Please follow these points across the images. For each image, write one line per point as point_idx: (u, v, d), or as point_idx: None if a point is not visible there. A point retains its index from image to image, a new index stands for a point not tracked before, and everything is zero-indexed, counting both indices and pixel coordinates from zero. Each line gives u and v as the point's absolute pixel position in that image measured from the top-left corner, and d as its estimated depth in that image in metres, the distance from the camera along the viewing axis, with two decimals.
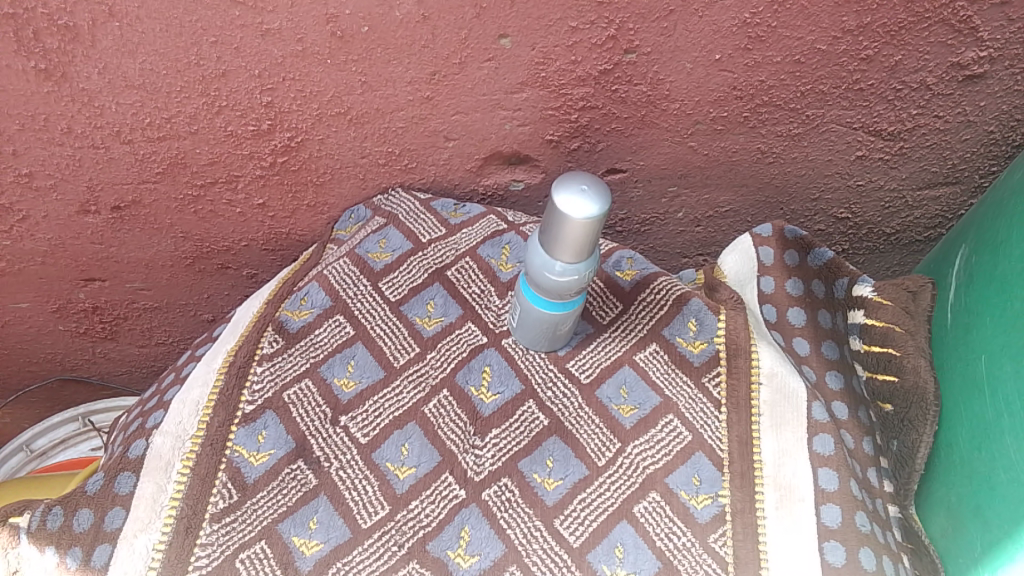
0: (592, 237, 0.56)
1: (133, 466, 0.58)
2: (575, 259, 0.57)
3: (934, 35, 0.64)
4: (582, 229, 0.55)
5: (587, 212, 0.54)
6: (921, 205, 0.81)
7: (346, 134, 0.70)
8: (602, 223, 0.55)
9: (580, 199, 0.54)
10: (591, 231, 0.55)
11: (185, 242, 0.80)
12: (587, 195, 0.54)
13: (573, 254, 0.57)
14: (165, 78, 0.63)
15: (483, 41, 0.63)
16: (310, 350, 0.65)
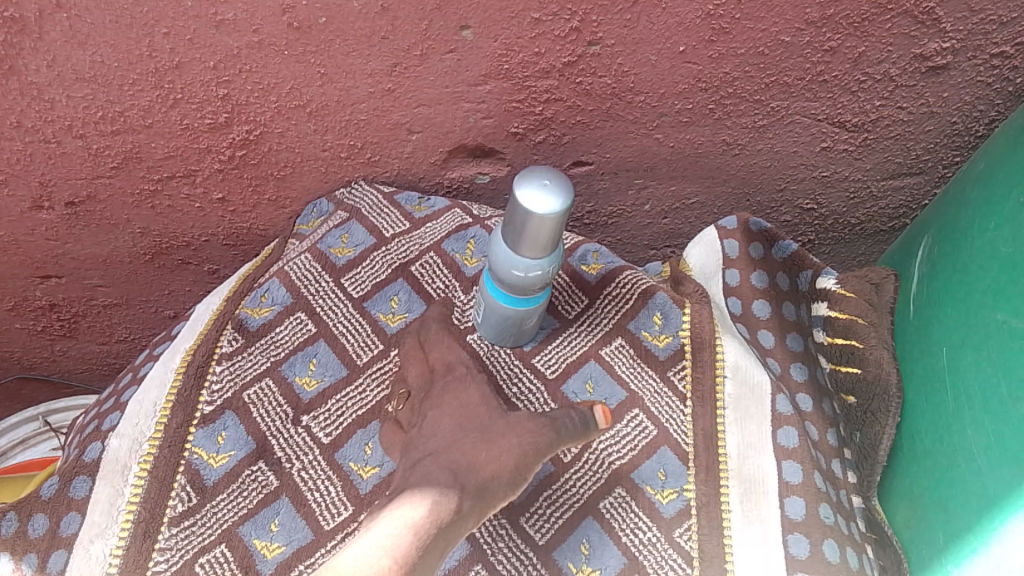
0: (555, 232, 0.55)
1: (89, 469, 0.57)
2: (540, 254, 0.56)
3: (898, 26, 0.64)
4: (545, 224, 0.54)
5: (549, 206, 0.53)
6: (885, 195, 0.81)
7: (306, 128, 0.69)
8: (565, 219, 0.55)
9: (542, 192, 0.53)
10: (553, 226, 0.54)
11: (143, 238, 0.78)
12: (549, 190, 0.53)
13: (539, 249, 0.56)
14: (117, 70, 0.61)
15: (444, 33, 0.62)
16: (270, 349, 0.64)
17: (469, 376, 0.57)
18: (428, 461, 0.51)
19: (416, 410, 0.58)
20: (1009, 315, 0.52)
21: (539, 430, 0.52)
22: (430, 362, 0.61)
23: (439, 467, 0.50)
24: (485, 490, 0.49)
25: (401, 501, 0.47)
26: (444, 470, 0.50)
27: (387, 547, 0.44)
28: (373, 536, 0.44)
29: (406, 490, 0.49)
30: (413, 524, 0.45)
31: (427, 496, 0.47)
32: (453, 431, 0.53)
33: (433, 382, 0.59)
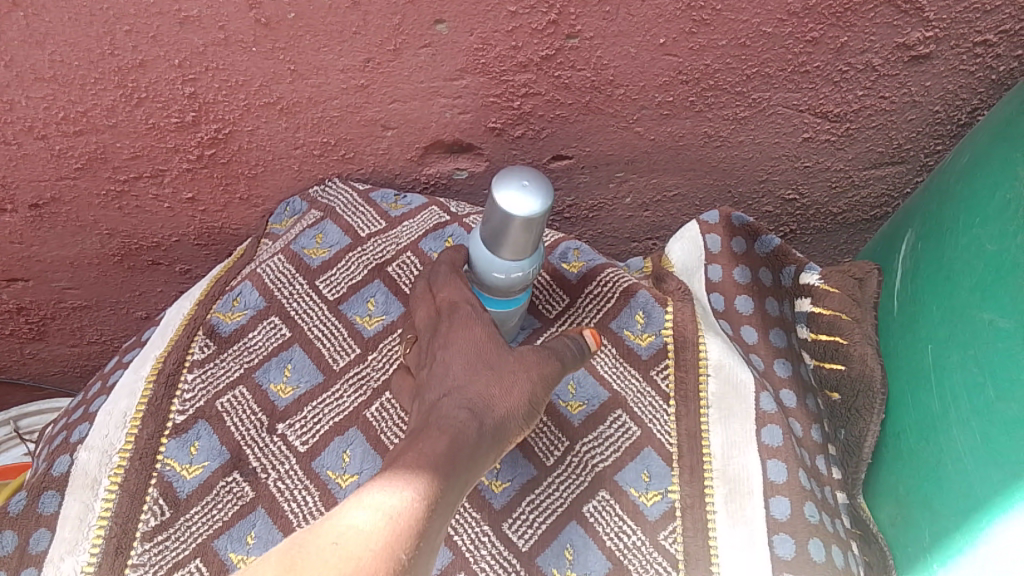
0: (536, 233, 0.54)
1: (57, 484, 0.56)
2: (520, 254, 0.55)
3: (880, 15, 0.63)
4: (524, 226, 0.53)
5: (528, 208, 0.51)
6: (867, 184, 0.80)
7: (277, 126, 0.67)
8: (545, 219, 0.53)
9: (522, 193, 0.52)
10: (533, 227, 0.53)
11: (112, 240, 0.76)
12: (528, 191, 0.52)
13: (519, 249, 0.55)
14: (78, 69, 0.59)
15: (418, 27, 0.60)
16: (243, 355, 0.63)
17: (476, 316, 0.56)
18: (444, 404, 0.51)
19: (423, 354, 0.57)
20: (996, 314, 0.51)
21: (546, 362, 0.54)
22: (436, 303, 0.59)
23: (456, 407, 0.50)
24: (499, 427, 0.51)
25: (419, 441, 0.47)
26: (461, 411, 0.50)
27: (415, 481, 0.43)
28: (395, 472, 0.44)
29: (423, 433, 0.48)
30: (436, 460, 0.45)
31: (446, 435, 0.47)
32: (463, 372, 0.53)
33: (439, 322, 0.57)
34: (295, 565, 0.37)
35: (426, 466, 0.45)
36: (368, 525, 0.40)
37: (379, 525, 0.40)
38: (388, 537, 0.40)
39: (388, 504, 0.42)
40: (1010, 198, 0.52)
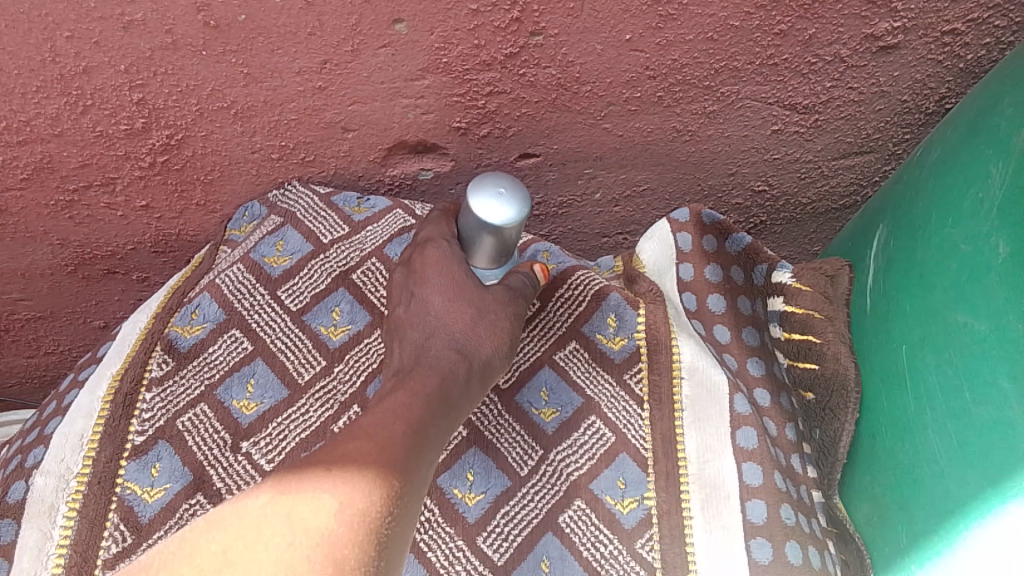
0: (510, 236, 0.56)
1: (13, 512, 0.53)
2: (500, 254, 0.58)
3: (848, 7, 0.61)
4: (504, 232, 0.55)
5: (506, 218, 0.54)
6: (836, 174, 0.79)
7: (232, 130, 0.64)
8: (519, 225, 0.56)
9: (498, 202, 0.54)
10: (511, 232, 0.56)
11: (64, 250, 0.73)
12: (503, 200, 0.54)
13: (499, 251, 0.58)
14: (18, 78, 0.56)
15: (376, 27, 0.58)
16: (203, 371, 0.61)
17: (451, 254, 0.58)
18: (429, 343, 0.54)
19: (399, 287, 0.60)
20: (970, 316, 0.50)
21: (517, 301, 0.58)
22: (416, 247, 0.61)
23: (441, 345, 0.54)
24: (485, 365, 0.55)
25: (408, 381, 0.51)
26: (448, 351, 0.53)
27: (405, 417, 0.47)
28: (387, 408, 0.48)
29: (413, 370, 0.52)
30: (426, 398, 0.49)
31: (435, 376, 0.51)
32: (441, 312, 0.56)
33: (413, 261, 0.60)
34: (294, 482, 0.41)
35: (416, 405, 0.49)
36: (361, 453, 0.44)
37: (372, 452, 0.44)
38: (380, 462, 0.44)
39: (381, 436, 0.46)
40: (983, 197, 0.52)
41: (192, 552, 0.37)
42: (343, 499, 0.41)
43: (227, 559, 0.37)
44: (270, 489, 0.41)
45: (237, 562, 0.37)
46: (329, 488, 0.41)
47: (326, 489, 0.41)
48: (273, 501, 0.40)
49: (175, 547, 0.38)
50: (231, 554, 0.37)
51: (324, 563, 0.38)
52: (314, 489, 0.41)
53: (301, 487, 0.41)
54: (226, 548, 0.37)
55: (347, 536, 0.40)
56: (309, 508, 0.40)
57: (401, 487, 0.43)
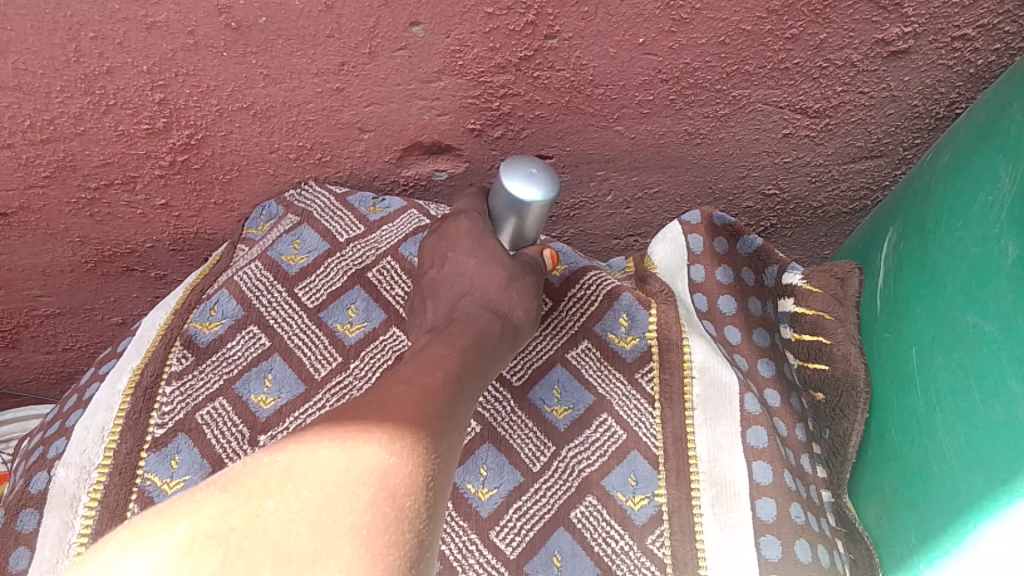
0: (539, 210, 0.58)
1: (35, 501, 0.54)
2: (519, 236, 0.60)
3: (859, 12, 0.62)
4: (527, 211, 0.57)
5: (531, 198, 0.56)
6: (847, 178, 0.79)
7: (250, 130, 0.65)
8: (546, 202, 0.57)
9: (526, 181, 0.56)
10: (535, 212, 0.58)
11: (84, 247, 0.74)
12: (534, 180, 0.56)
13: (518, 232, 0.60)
14: (43, 77, 0.57)
15: (393, 30, 0.59)
16: (222, 366, 0.62)
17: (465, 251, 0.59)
18: (459, 302, 0.56)
19: (430, 251, 0.61)
20: (979, 318, 0.51)
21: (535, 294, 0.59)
22: (436, 243, 0.61)
23: (472, 305, 0.55)
24: (517, 328, 0.56)
25: (440, 342, 0.51)
26: (481, 309, 0.55)
27: (443, 376, 0.46)
28: (424, 363, 0.48)
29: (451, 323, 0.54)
30: (462, 358, 0.49)
31: (472, 331, 0.52)
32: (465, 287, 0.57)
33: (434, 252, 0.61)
34: (344, 418, 0.40)
35: (452, 368, 0.48)
36: (405, 400, 0.42)
37: (416, 399, 0.43)
38: (423, 407, 0.42)
39: (419, 385, 0.44)
40: (992, 200, 0.53)
41: (253, 470, 0.35)
42: (394, 430, 0.39)
43: (288, 478, 0.35)
44: (320, 424, 0.39)
45: (300, 480, 0.35)
46: (381, 421, 0.40)
47: (378, 422, 0.39)
48: (327, 430, 0.38)
49: (236, 470, 0.36)
50: (291, 474, 0.35)
51: (380, 486, 0.36)
52: (365, 422, 0.39)
53: (352, 420, 0.39)
54: (287, 469, 0.35)
55: (401, 464, 0.37)
56: (363, 437, 0.38)
57: (445, 430, 0.41)
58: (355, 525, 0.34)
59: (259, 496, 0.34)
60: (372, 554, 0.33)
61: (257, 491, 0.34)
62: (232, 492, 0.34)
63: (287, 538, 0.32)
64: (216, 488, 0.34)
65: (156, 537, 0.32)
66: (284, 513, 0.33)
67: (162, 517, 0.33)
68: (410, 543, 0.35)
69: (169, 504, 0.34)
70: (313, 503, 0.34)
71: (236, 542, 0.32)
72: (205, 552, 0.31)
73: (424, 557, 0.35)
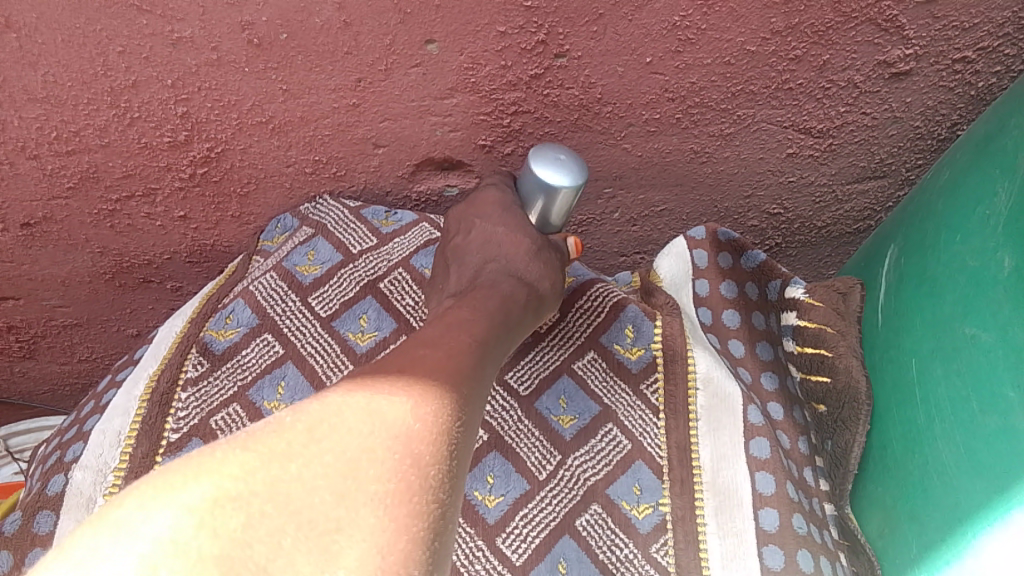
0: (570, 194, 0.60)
1: (52, 503, 0.56)
2: (546, 223, 0.63)
3: (861, 34, 0.63)
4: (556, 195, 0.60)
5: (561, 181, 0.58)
6: (850, 199, 0.81)
7: (268, 144, 0.67)
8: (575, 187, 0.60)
9: (555, 166, 0.59)
10: (564, 198, 0.60)
11: (103, 258, 0.76)
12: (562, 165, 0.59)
13: (545, 218, 0.62)
14: (71, 90, 0.60)
15: (409, 47, 0.61)
16: (236, 372, 0.63)
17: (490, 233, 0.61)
18: (485, 267, 0.59)
19: (455, 219, 0.64)
20: (977, 328, 0.52)
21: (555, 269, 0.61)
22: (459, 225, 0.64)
23: (498, 271, 0.59)
24: (541, 297, 0.59)
25: (458, 312, 0.52)
26: (507, 276, 0.59)
27: (463, 348, 0.48)
28: (451, 325, 0.50)
29: (476, 288, 0.57)
30: (487, 322, 0.52)
31: (497, 298, 0.55)
32: (488, 257, 0.60)
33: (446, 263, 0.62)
34: (369, 378, 0.42)
35: (474, 336, 0.50)
36: (424, 367, 0.44)
37: (436, 366, 0.44)
38: (444, 376, 0.44)
39: (444, 350, 0.47)
40: (989, 215, 0.54)
41: (277, 430, 0.36)
42: (416, 399, 0.41)
43: (313, 439, 0.36)
44: (342, 387, 0.40)
45: (325, 443, 0.36)
46: (406, 386, 0.41)
47: (402, 387, 0.41)
48: (352, 391, 0.40)
49: (259, 428, 0.36)
50: (315, 438, 0.36)
51: (404, 454, 0.38)
52: (390, 385, 0.41)
53: (375, 386, 0.41)
54: (311, 432, 0.36)
55: (423, 433, 0.39)
56: (388, 400, 0.40)
57: (465, 399, 0.43)
58: (377, 492, 0.35)
59: (283, 458, 0.34)
60: (396, 523, 0.34)
61: (281, 453, 0.35)
62: (256, 451, 0.34)
63: (313, 503, 0.33)
64: (236, 445, 0.35)
65: (175, 495, 0.32)
66: (309, 477, 0.34)
67: (180, 475, 0.33)
68: (433, 511, 0.37)
69: (186, 460, 0.34)
70: (335, 466, 0.35)
71: (260, 504, 0.32)
72: (228, 514, 0.31)
73: (445, 527, 0.37)
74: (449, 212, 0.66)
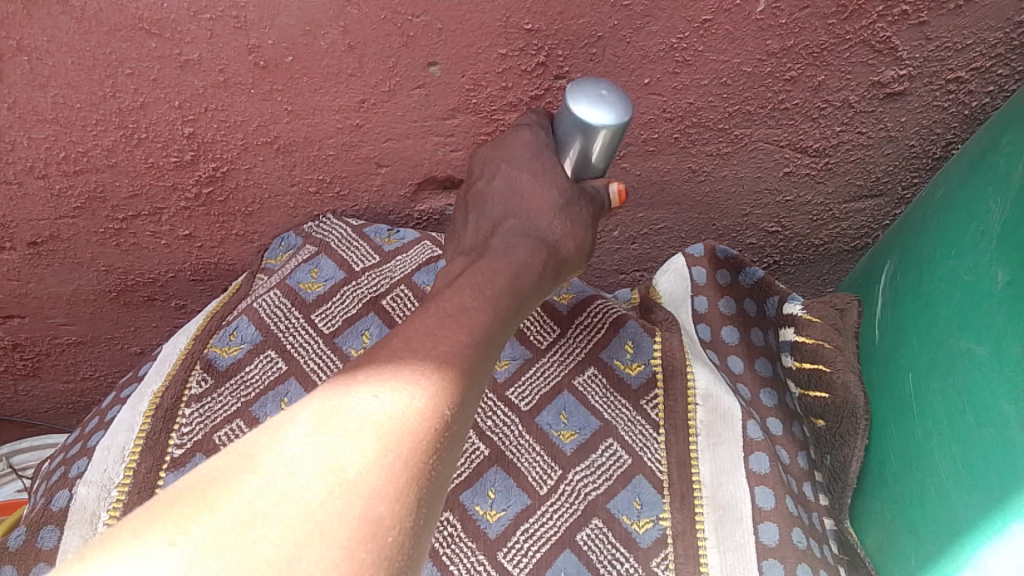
0: (613, 137, 0.52)
1: (56, 518, 0.56)
2: (585, 169, 0.55)
3: (855, 55, 0.65)
4: (597, 138, 0.52)
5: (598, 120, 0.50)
6: (847, 217, 0.82)
7: (273, 164, 0.68)
8: (617, 131, 0.52)
9: (597, 102, 0.51)
10: (603, 140, 0.52)
11: (108, 276, 0.77)
12: (601, 103, 0.51)
13: (583, 164, 0.55)
14: (80, 111, 0.61)
15: (411, 69, 0.62)
16: (240, 389, 0.64)
17: (515, 184, 0.55)
18: (503, 224, 0.54)
19: (481, 160, 0.59)
20: (972, 343, 0.53)
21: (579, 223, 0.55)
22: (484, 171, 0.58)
23: (517, 229, 0.53)
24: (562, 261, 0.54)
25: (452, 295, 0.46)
26: (524, 238, 0.53)
27: (454, 349, 0.41)
28: (447, 313, 0.43)
29: (487, 252, 0.52)
30: (491, 303, 0.46)
31: (506, 271, 0.49)
32: (509, 210, 0.55)
33: None
34: (334, 412, 0.35)
35: (473, 329, 0.43)
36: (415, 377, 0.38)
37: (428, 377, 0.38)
38: (431, 387, 0.38)
39: (434, 351, 0.40)
40: (983, 231, 0.55)
41: (215, 502, 0.30)
42: (383, 446, 0.34)
43: (253, 516, 0.30)
44: (314, 412, 0.35)
45: (281, 493, 0.31)
46: (377, 424, 0.35)
47: (371, 428, 0.34)
48: (310, 437, 0.33)
49: (198, 492, 0.31)
50: (259, 508, 0.30)
51: (359, 526, 0.31)
52: (358, 427, 0.34)
53: (341, 421, 0.34)
54: (266, 481, 0.31)
55: (399, 472, 0.34)
56: (351, 450, 0.33)
57: (445, 432, 0.37)
58: (346, 551, 0.30)
59: (217, 549, 0.28)
60: None
61: (235, 504, 0.30)
62: (184, 543, 0.28)
63: None
64: (162, 534, 0.28)
65: None
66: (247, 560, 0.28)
67: (109, 541, 0.29)
68: None
69: (105, 546, 0.28)
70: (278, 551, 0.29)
71: (212, 567, 0.28)
72: None
73: None
74: (476, 151, 0.61)
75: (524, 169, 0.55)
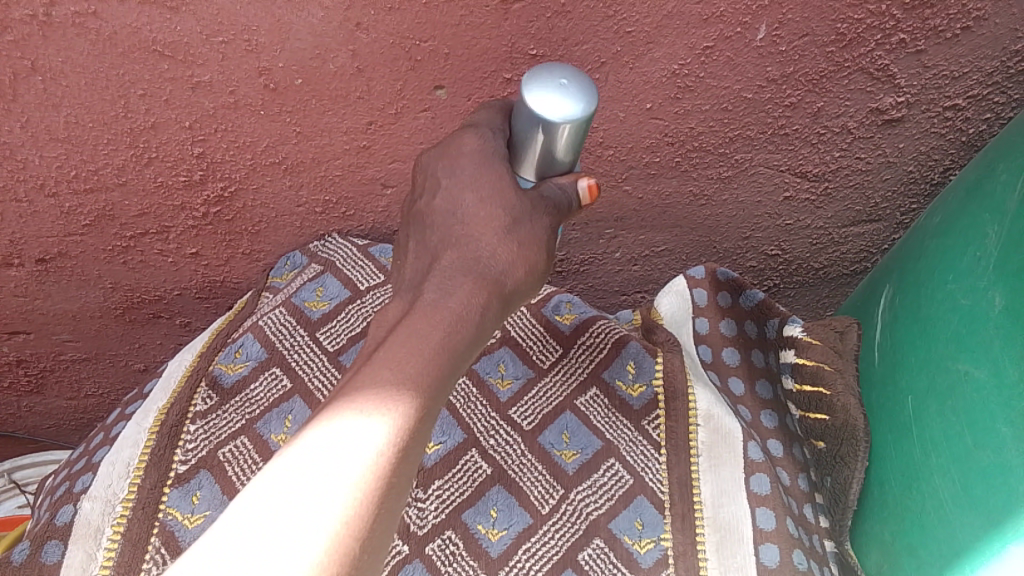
0: (577, 132, 0.45)
1: (60, 533, 0.57)
2: (550, 168, 0.48)
3: (854, 82, 0.66)
4: (558, 134, 0.45)
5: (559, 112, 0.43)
6: (847, 241, 0.83)
7: (281, 183, 0.69)
8: (583, 124, 0.45)
9: (560, 93, 0.44)
10: (566, 136, 0.45)
11: (115, 293, 0.78)
12: (566, 92, 0.44)
13: (548, 163, 0.48)
14: (92, 130, 0.62)
15: (418, 92, 0.63)
16: (245, 406, 0.64)
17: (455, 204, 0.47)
18: (441, 257, 0.46)
19: (422, 168, 0.50)
20: (970, 365, 0.53)
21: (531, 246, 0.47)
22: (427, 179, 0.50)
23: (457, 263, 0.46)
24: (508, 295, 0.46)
25: (420, 320, 0.44)
26: (462, 278, 0.45)
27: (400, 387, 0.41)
28: (402, 342, 0.43)
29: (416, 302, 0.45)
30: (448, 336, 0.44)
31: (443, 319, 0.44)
32: (450, 237, 0.47)
33: None
34: (296, 470, 0.37)
35: (424, 362, 0.42)
36: (383, 410, 0.40)
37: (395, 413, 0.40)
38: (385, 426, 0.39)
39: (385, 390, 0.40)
40: (981, 255, 0.56)
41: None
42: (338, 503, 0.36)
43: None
44: (288, 465, 0.37)
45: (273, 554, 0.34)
46: (331, 481, 0.37)
47: (326, 485, 0.37)
48: (274, 501, 0.36)
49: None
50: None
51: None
52: (315, 486, 0.37)
53: (301, 479, 0.37)
54: (258, 545, 0.34)
55: (370, 517, 0.37)
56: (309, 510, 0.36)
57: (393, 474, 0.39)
58: None
59: None
60: None
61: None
62: None
63: None
64: None
65: None
66: None
67: None
68: None
69: None
70: None
71: None
72: None
73: None
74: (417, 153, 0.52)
75: (466, 187, 0.47)
